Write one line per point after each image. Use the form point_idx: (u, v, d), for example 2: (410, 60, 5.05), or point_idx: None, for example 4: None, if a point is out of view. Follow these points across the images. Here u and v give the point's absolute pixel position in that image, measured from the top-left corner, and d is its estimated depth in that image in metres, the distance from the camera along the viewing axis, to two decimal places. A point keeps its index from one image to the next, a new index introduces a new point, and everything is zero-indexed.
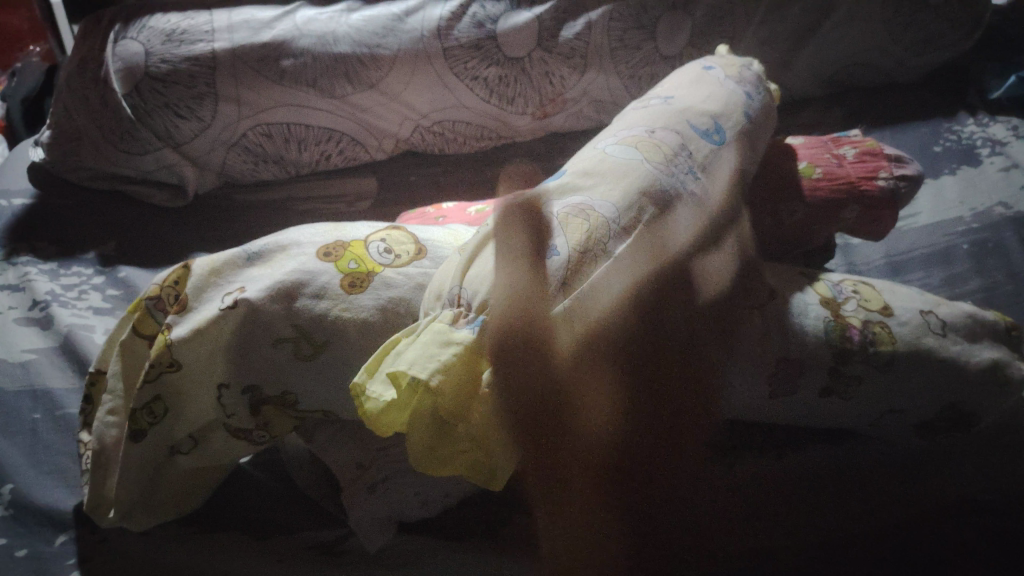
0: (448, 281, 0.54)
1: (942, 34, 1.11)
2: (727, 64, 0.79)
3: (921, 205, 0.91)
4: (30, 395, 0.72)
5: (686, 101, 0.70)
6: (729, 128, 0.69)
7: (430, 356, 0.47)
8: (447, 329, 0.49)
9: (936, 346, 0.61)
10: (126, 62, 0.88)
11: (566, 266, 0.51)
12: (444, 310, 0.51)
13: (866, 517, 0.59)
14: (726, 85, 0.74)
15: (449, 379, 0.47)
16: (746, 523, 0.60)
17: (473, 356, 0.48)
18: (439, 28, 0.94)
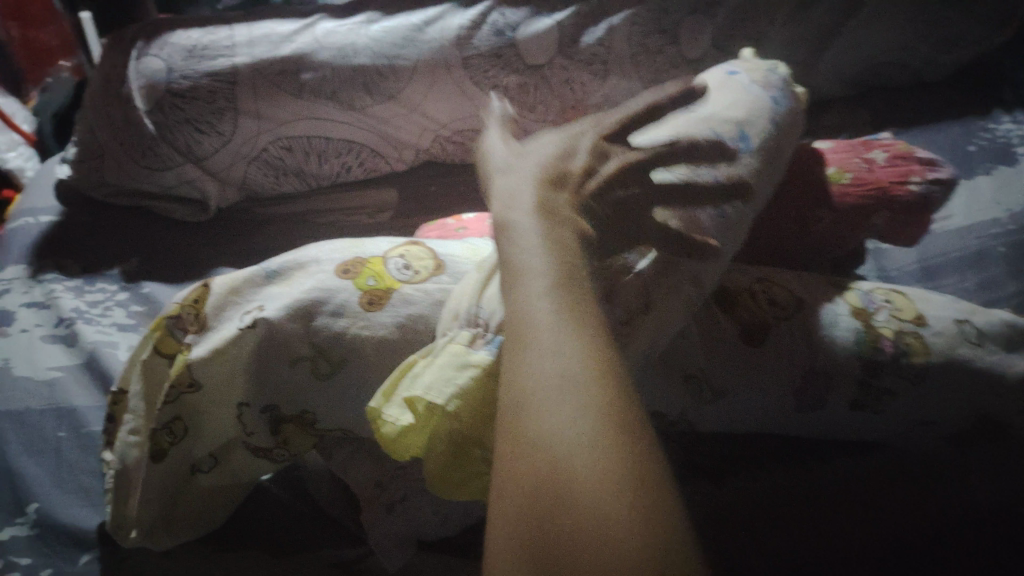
0: (465, 300, 0.53)
1: (975, 30, 1.07)
2: (748, 65, 0.79)
3: (955, 207, 0.88)
4: (55, 413, 0.72)
5: (711, 107, 0.68)
6: (754, 135, 0.67)
7: (447, 381, 0.47)
8: (464, 352, 0.49)
9: (971, 356, 0.59)
10: (149, 79, 0.89)
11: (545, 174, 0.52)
12: (459, 331, 0.51)
13: (865, 513, 0.57)
14: (751, 91, 0.72)
15: (466, 404, 0.47)
16: (761, 521, 0.58)
17: (490, 375, 0.48)
18: (458, 37, 0.94)
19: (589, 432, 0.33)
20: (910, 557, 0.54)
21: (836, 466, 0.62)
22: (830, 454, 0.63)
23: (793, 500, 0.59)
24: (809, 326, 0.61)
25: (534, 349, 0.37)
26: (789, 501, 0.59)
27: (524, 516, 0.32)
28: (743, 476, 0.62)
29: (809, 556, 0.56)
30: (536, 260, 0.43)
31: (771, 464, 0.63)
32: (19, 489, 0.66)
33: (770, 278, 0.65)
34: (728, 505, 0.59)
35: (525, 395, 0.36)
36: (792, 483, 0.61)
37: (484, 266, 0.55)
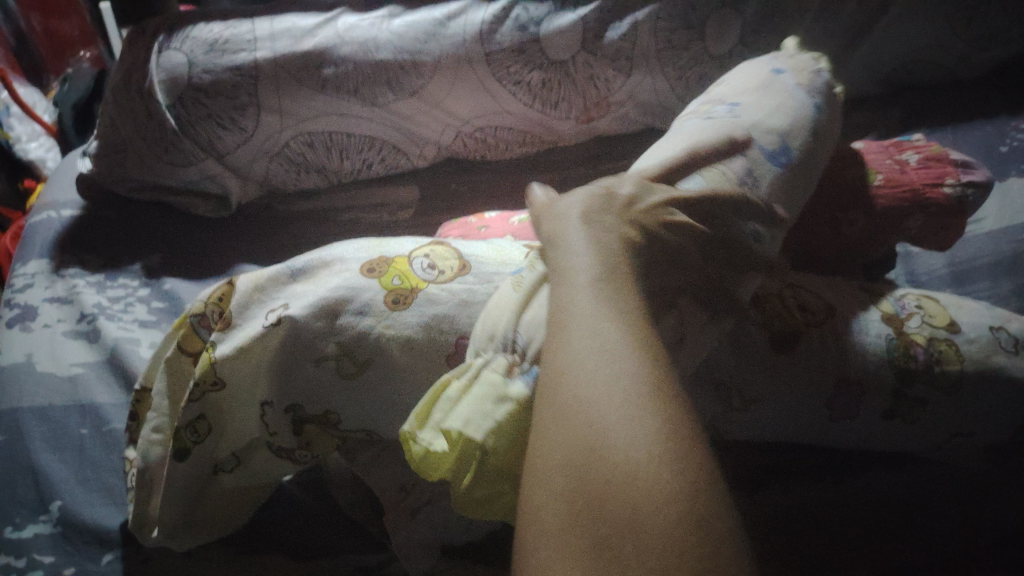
0: (502, 322, 0.51)
1: (1010, 26, 1.05)
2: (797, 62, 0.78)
3: (987, 210, 0.86)
4: (78, 409, 0.72)
5: (753, 113, 0.67)
6: (794, 144, 0.66)
7: (485, 415, 0.46)
8: (501, 382, 0.47)
9: (1006, 365, 0.58)
10: (170, 72, 0.88)
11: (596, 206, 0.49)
12: (498, 356, 0.50)
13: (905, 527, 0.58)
14: (796, 94, 0.71)
15: (501, 440, 0.45)
16: (801, 531, 0.58)
17: (526, 410, 0.46)
18: (481, 32, 0.92)
19: (622, 394, 0.33)
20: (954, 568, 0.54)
21: (866, 480, 0.63)
22: (867, 469, 0.63)
23: (828, 515, 0.60)
24: (839, 331, 0.59)
25: (571, 323, 0.38)
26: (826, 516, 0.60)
27: (564, 475, 0.33)
28: (776, 488, 0.61)
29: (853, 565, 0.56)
30: (577, 249, 0.44)
31: (813, 478, 0.64)
32: (42, 486, 0.66)
33: (800, 283, 0.63)
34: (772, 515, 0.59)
35: (562, 361, 0.37)
36: (833, 497, 0.62)
37: (523, 285, 0.53)
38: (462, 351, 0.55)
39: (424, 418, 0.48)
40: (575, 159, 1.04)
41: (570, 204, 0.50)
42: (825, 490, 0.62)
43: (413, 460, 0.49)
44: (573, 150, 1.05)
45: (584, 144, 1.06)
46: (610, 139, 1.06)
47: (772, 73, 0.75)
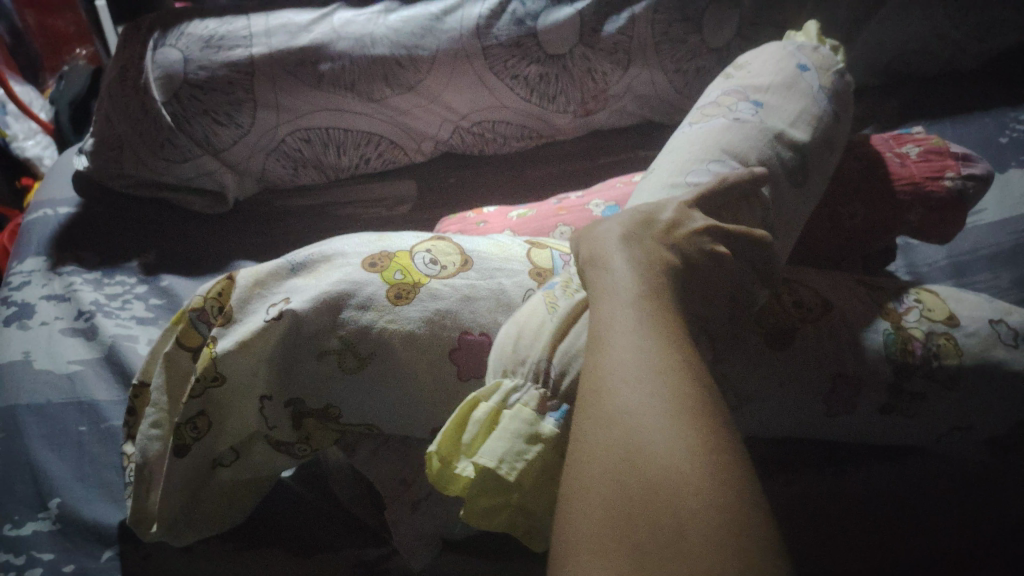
0: (533, 349, 0.50)
1: (1008, 17, 1.04)
2: (817, 55, 0.79)
3: (986, 201, 0.86)
4: (76, 407, 0.72)
5: (777, 118, 0.69)
6: (808, 155, 0.68)
7: (519, 455, 0.45)
8: (533, 419, 0.46)
9: (1006, 358, 0.57)
10: (166, 70, 0.88)
11: (637, 226, 0.49)
12: (528, 388, 0.48)
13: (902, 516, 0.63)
14: (817, 99, 0.73)
15: (531, 480, 0.45)
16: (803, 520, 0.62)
17: (555, 451, 0.46)
18: (477, 27, 0.92)
19: (662, 401, 0.34)
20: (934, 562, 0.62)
21: (869, 471, 0.62)
22: (860, 457, 0.63)
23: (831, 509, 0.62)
24: (836, 327, 0.59)
25: (612, 335, 0.39)
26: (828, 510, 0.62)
27: (605, 479, 0.33)
28: (786, 477, 0.62)
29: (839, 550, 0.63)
30: (618, 268, 0.45)
31: (805, 468, 0.63)
32: (40, 484, 0.66)
33: (797, 279, 0.63)
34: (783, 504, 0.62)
35: (603, 370, 0.37)
36: (827, 488, 0.63)
37: (559, 310, 0.51)
38: (464, 347, 0.55)
39: (450, 441, 0.47)
40: (573, 154, 1.04)
41: (607, 227, 0.50)
42: (820, 483, 0.62)
43: (431, 475, 0.47)
44: (571, 145, 1.05)
45: (582, 139, 1.05)
46: (608, 132, 1.05)
47: (796, 68, 0.76)
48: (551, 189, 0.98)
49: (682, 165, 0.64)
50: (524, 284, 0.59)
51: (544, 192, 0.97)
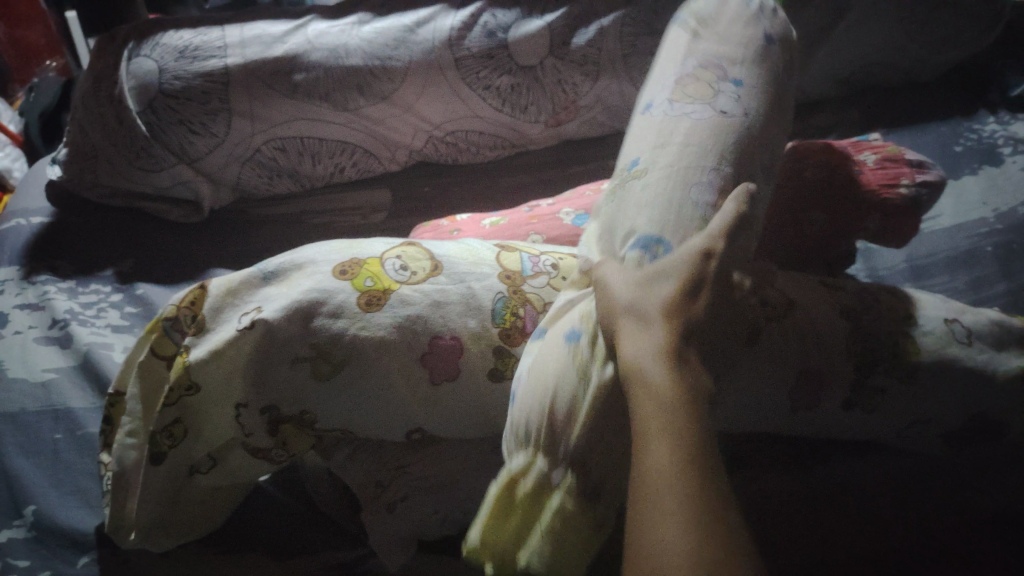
0: (559, 407, 0.50)
1: (960, 31, 1.09)
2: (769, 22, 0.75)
3: (942, 207, 0.89)
4: (52, 415, 0.72)
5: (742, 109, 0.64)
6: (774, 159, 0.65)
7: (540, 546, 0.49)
8: (558, 506, 0.49)
9: (961, 356, 0.60)
10: (140, 81, 0.89)
11: (664, 299, 0.46)
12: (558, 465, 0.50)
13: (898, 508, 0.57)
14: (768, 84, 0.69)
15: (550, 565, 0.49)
16: (791, 521, 0.56)
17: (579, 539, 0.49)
18: (450, 38, 0.94)
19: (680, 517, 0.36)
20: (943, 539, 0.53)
21: (836, 464, 0.62)
22: (829, 454, 0.64)
23: (812, 510, 0.58)
24: (801, 328, 0.61)
25: (645, 441, 0.40)
26: (808, 511, 0.58)
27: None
28: (761, 473, 0.59)
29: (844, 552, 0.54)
30: (644, 357, 0.43)
31: (784, 469, 0.61)
32: (16, 492, 0.66)
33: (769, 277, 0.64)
34: (771, 509, 0.56)
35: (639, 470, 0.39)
36: (796, 488, 0.60)
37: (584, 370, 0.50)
38: (436, 350, 0.56)
39: (494, 506, 0.51)
40: (544, 162, 1.05)
41: (636, 296, 0.47)
42: (789, 479, 0.60)
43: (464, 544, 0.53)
44: (543, 153, 1.07)
45: (554, 148, 1.07)
46: (581, 142, 1.07)
47: (758, 42, 0.72)
48: (523, 196, 1.00)
49: (677, 168, 0.59)
50: (494, 288, 0.60)
51: (516, 199, 0.99)
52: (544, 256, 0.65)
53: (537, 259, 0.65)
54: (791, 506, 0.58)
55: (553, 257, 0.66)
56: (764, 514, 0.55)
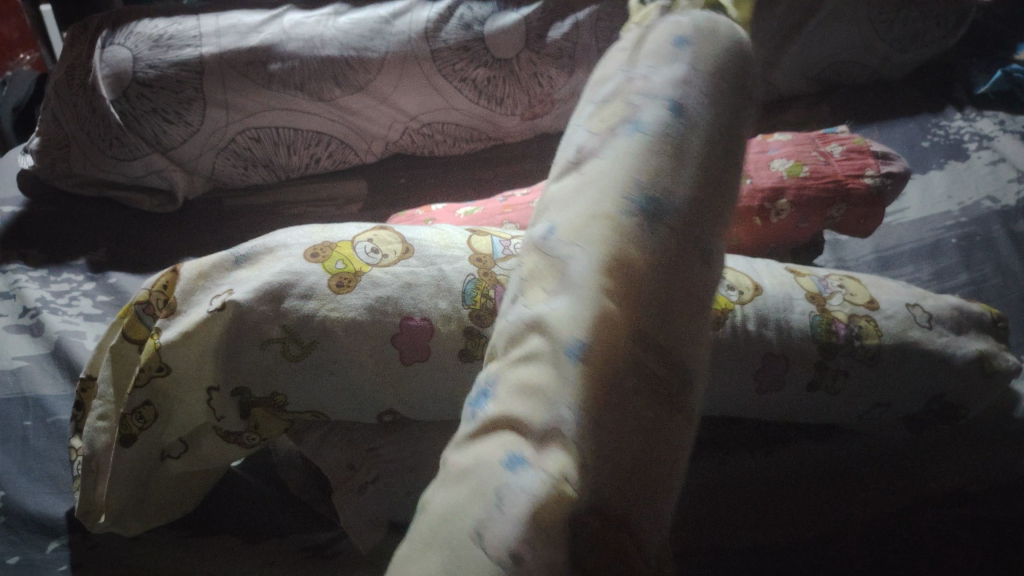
0: None
1: (928, 30, 1.11)
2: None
3: (909, 200, 0.91)
4: (21, 402, 0.72)
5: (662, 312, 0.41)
6: None
7: None
8: None
9: (920, 338, 0.62)
10: (113, 68, 0.89)
11: None
12: None
13: (866, 502, 0.57)
14: None
15: None
16: (747, 506, 0.58)
17: None
18: (426, 30, 0.94)
19: None
20: (914, 521, 0.54)
21: (795, 448, 0.64)
22: (792, 439, 0.65)
23: (773, 496, 0.59)
24: (762, 311, 0.62)
25: None
26: (767, 495, 0.59)
27: None
28: (718, 459, 0.61)
29: (807, 540, 0.54)
30: None
31: (747, 452, 0.64)
32: None
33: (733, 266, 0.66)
34: (730, 498, 0.58)
35: None
36: (763, 481, 0.61)
37: None
38: (406, 332, 0.57)
39: None
40: (518, 155, 1.06)
41: None
42: (757, 466, 0.63)
43: None
44: (519, 146, 1.07)
45: (531, 141, 1.07)
46: None
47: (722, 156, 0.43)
48: (500, 188, 1.01)
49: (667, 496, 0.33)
50: (464, 270, 0.60)
51: (492, 190, 1.00)
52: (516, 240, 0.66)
53: (509, 243, 0.65)
54: (761, 499, 0.59)
55: None
56: (725, 499, 0.57)
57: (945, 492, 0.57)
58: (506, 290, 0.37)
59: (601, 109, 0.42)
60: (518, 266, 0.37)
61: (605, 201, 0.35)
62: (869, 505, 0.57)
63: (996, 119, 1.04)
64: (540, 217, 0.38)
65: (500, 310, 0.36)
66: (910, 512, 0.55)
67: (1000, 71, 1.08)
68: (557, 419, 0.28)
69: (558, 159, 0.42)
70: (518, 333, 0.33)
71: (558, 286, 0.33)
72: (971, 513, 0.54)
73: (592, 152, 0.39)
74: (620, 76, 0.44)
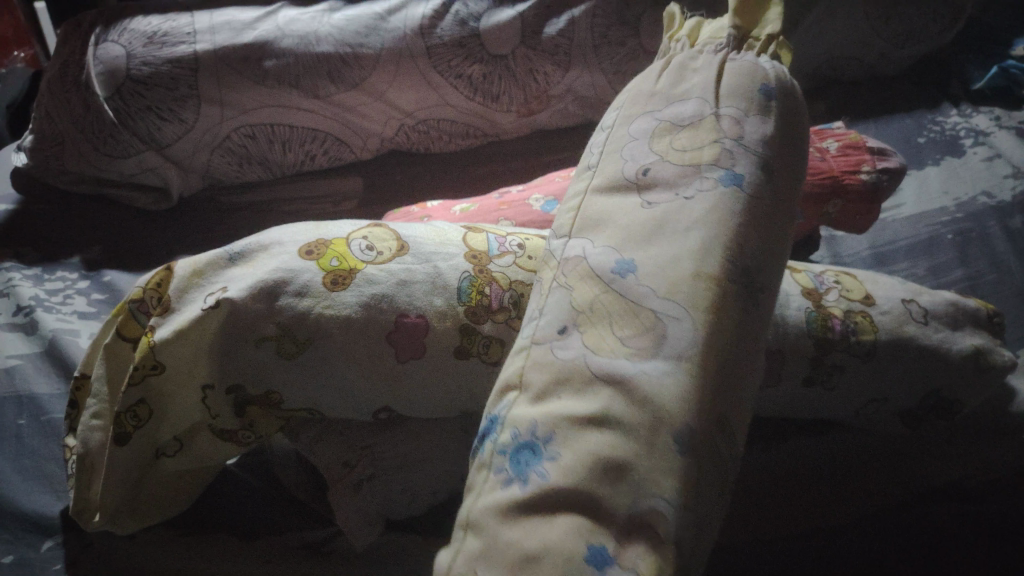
0: None
1: (925, 26, 1.11)
2: (719, 35, 0.57)
3: (906, 196, 0.91)
4: (15, 400, 0.72)
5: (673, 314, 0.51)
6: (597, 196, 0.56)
7: None
8: None
9: (916, 333, 0.62)
10: (107, 66, 0.89)
11: None
12: None
13: (868, 497, 0.62)
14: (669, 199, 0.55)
15: None
16: (774, 496, 0.62)
17: None
18: (421, 26, 0.94)
19: None
20: (904, 522, 0.60)
21: (804, 439, 0.65)
22: (791, 433, 0.65)
23: (793, 487, 0.63)
24: None
25: None
26: (789, 486, 0.62)
27: None
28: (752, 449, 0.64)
29: (810, 536, 0.60)
30: None
31: (770, 440, 0.65)
32: None
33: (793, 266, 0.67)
34: (764, 489, 0.62)
35: None
36: (759, 476, 0.62)
37: None
38: (401, 329, 0.56)
39: None
40: (515, 151, 1.05)
41: None
42: (781, 455, 0.64)
43: None
44: (515, 142, 1.07)
45: (527, 138, 1.07)
46: (553, 132, 1.07)
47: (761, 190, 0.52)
48: (496, 184, 1.01)
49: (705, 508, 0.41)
50: (460, 267, 0.60)
51: (488, 186, 1.00)
52: (511, 236, 0.65)
53: (504, 241, 0.65)
54: (756, 492, 0.61)
55: (520, 237, 0.65)
56: (760, 489, 0.62)
57: (942, 487, 0.63)
58: (563, 312, 0.43)
59: (680, 145, 0.49)
60: (577, 294, 0.43)
61: (698, 266, 0.42)
62: (867, 499, 0.62)
63: (992, 115, 1.04)
64: (605, 241, 0.45)
65: (553, 336, 0.42)
66: (899, 509, 0.62)
67: (996, 66, 1.08)
68: (653, 505, 0.34)
69: (617, 173, 0.49)
70: (595, 384, 0.38)
71: (648, 350, 0.39)
72: (965, 511, 0.60)
73: (670, 196, 0.46)
74: (702, 106, 0.51)
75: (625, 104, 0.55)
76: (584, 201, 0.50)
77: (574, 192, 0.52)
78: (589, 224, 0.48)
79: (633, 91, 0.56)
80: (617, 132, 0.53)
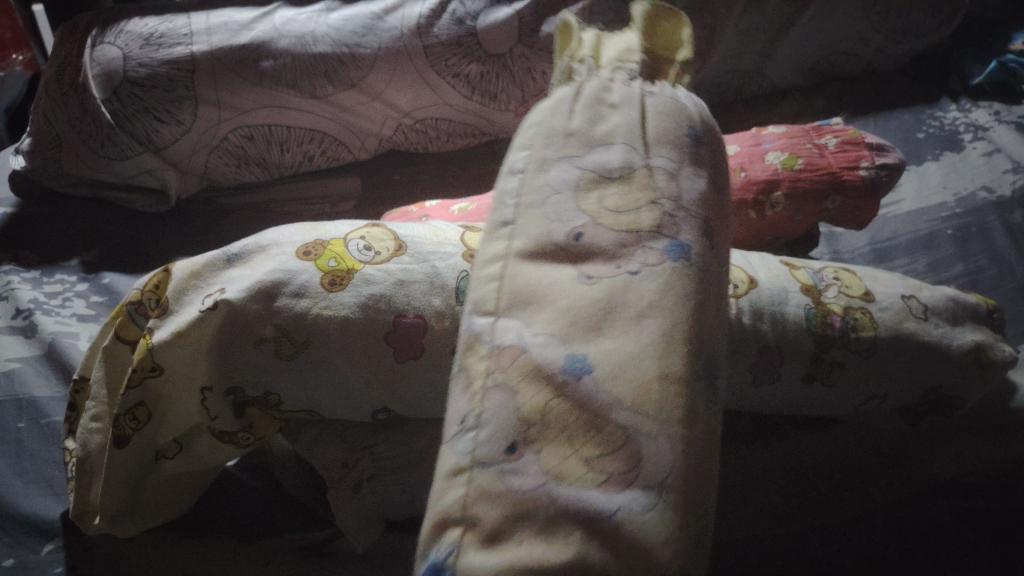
0: None
1: (923, 22, 1.11)
2: (626, 58, 0.54)
3: (904, 192, 0.91)
4: (14, 404, 0.72)
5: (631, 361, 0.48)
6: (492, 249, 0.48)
7: None
8: None
9: (916, 329, 0.62)
10: (104, 67, 0.89)
11: None
12: None
13: (865, 496, 0.62)
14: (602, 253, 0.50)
15: None
16: (774, 496, 0.62)
17: None
18: (418, 26, 0.94)
19: None
20: (899, 516, 0.59)
21: (802, 441, 0.66)
22: (789, 432, 0.66)
23: (791, 486, 0.63)
24: (759, 303, 0.61)
25: None
26: (786, 484, 0.63)
27: None
28: (754, 446, 0.65)
29: (806, 527, 0.60)
30: None
31: (771, 439, 0.66)
32: None
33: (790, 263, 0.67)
34: (761, 486, 0.62)
35: None
36: (758, 476, 0.63)
37: None
38: (400, 329, 0.56)
39: None
40: None
41: None
42: (779, 452, 0.65)
43: None
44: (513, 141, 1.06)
45: None
46: None
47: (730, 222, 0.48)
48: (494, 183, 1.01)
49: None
50: (458, 267, 0.59)
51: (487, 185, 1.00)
52: None
53: None
54: (754, 493, 0.62)
55: None
56: (760, 483, 0.63)
57: (941, 483, 0.61)
58: (507, 427, 0.35)
59: (613, 206, 0.44)
60: (521, 400, 0.36)
61: (662, 366, 0.36)
62: (865, 496, 0.62)
63: (991, 110, 1.04)
64: (545, 327, 0.39)
65: (500, 457, 0.34)
66: (898, 506, 0.60)
67: (995, 61, 1.08)
68: None
69: (545, 236, 0.43)
70: (557, 524, 0.32)
71: (621, 478, 0.33)
72: (960, 506, 0.58)
73: (611, 269, 0.40)
74: (630, 154, 0.46)
75: (538, 143, 0.48)
76: (508, 268, 0.42)
77: (488, 255, 0.43)
78: (521, 299, 0.40)
79: (546, 128, 0.49)
80: (533, 180, 0.46)
